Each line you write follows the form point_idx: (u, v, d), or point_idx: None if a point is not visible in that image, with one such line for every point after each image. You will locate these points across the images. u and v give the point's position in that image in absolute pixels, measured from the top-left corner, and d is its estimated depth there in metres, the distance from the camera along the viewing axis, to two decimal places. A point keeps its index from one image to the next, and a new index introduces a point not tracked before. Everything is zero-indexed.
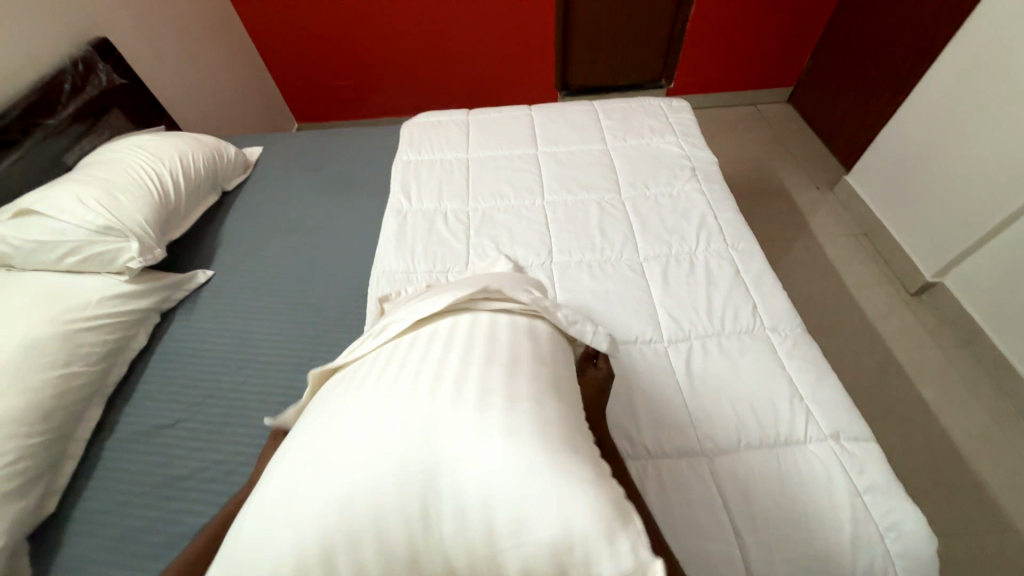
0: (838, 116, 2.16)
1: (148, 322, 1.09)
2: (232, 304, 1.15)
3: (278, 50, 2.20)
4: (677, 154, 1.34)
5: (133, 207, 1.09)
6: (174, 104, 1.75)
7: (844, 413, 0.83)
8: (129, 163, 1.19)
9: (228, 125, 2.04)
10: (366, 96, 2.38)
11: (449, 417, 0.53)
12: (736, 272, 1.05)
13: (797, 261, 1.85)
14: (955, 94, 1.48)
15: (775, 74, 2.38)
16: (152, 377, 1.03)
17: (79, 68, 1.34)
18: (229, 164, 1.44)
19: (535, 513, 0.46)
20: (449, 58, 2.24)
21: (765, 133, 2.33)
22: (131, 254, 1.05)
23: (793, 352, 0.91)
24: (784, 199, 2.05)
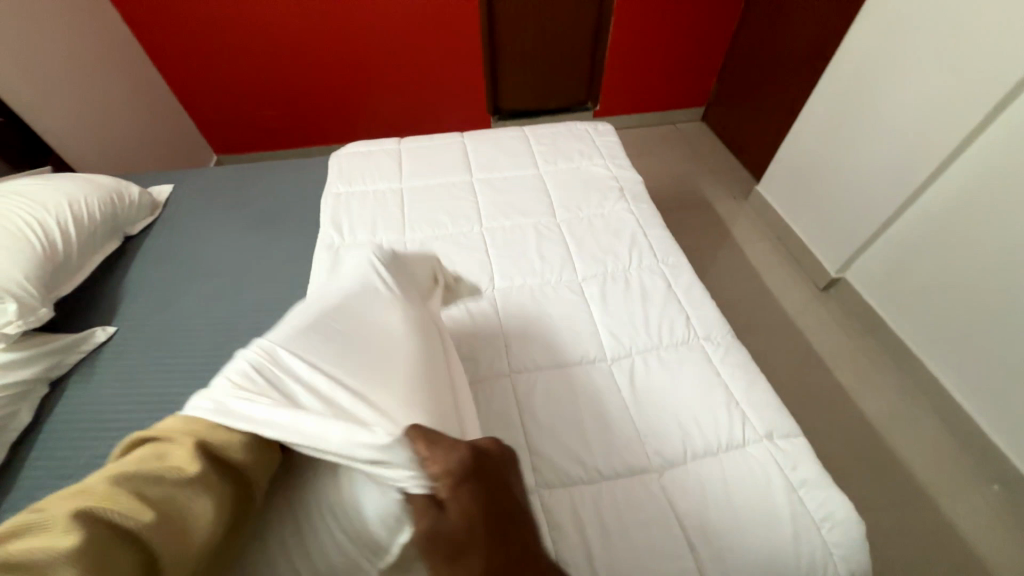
0: (743, 133, 2.39)
1: (32, 396, 0.94)
2: (142, 363, 1.02)
3: (191, 80, 2.06)
4: (606, 175, 1.40)
5: (9, 264, 0.95)
6: (64, 142, 1.57)
7: (774, 412, 0.89)
8: (3, 212, 1.04)
9: (131, 162, 1.86)
10: (291, 125, 2.28)
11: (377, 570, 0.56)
12: (669, 286, 1.11)
13: (722, 267, 1.99)
14: (838, 112, 1.69)
15: (688, 96, 2.59)
16: (41, 461, 0.88)
17: None
18: (131, 205, 1.30)
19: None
20: (379, 86, 2.22)
21: (685, 150, 2.52)
22: (8, 318, 0.91)
23: (726, 359, 0.97)
24: (707, 210, 2.21)
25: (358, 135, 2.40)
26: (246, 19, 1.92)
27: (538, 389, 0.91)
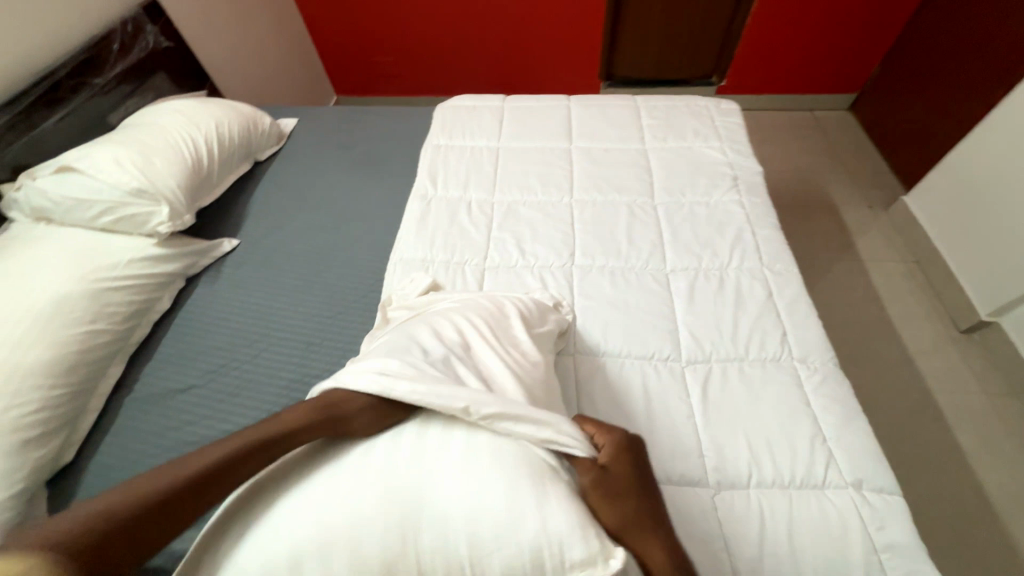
0: (901, 130, 1.99)
1: (173, 286, 1.12)
2: (254, 276, 1.17)
3: (323, 20, 2.19)
4: (719, 161, 1.26)
5: (166, 173, 1.11)
6: (218, 70, 1.77)
7: (869, 460, 0.77)
8: (167, 128, 1.21)
9: (267, 94, 2.06)
10: (405, 73, 2.35)
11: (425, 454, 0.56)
12: (769, 296, 0.99)
13: (836, 283, 1.73)
14: None
15: (839, 79, 2.20)
16: (174, 341, 1.06)
17: (128, 27, 1.37)
18: (262, 134, 1.44)
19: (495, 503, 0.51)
20: (492, 39, 2.18)
21: (820, 143, 2.18)
22: (161, 218, 1.08)
23: (821, 389, 0.85)
24: (832, 216, 1.92)
25: (465, 89, 2.40)
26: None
27: (601, 375, 0.89)
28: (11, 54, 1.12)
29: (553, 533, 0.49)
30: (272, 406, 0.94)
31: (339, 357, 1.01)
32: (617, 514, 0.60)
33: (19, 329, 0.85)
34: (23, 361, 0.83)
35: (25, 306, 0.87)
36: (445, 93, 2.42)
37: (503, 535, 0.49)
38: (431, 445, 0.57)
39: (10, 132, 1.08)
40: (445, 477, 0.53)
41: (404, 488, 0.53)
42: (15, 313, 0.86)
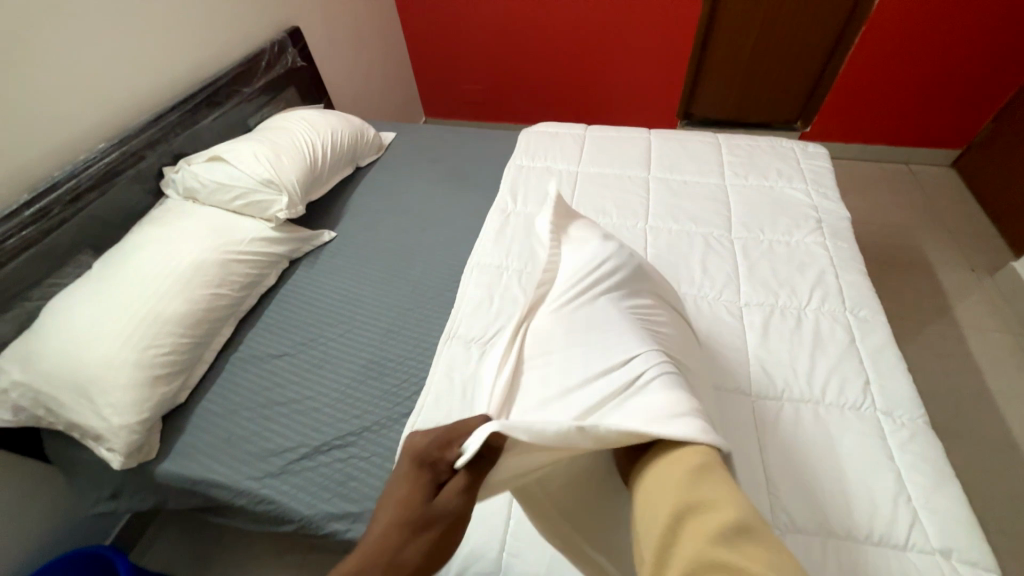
0: (1015, 191, 1.83)
1: (279, 266, 1.27)
2: (347, 265, 1.30)
3: (426, 50, 2.43)
4: (803, 202, 1.24)
5: (290, 169, 1.29)
6: (335, 88, 2.01)
7: (962, 530, 0.71)
8: (294, 131, 1.41)
9: (370, 111, 2.30)
10: (491, 100, 2.53)
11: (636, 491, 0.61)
12: (852, 341, 0.94)
13: (928, 347, 1.59)
14: None
15: (942, 133, 2.08)
16: (274, 313, 1.20)
17: (274, 49, 1.61)
18: (366, 144, 1.62)
19: None
20: (577, 75, 2.31)
21: (915, 197, 2.05)
22: (280, 207, 1.24)
23: (908, 445, 0.80)
24: (926, 274, 1.78)
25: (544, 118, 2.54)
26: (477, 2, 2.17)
27: None
28: (189, 65, 1.37)
29: None
30: (349, 383, 1.03)
31: (414, 346, 1.09)
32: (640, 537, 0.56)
33: (166, 284, 1.02)
34: (166, 310, 0.99)
35: (173, 265, 1.04)
36: (525, 122, 2.57)
37: None
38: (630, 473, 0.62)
39: (179, 127, 1.31)
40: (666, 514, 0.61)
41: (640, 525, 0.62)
42: (165, 270, 1.03)
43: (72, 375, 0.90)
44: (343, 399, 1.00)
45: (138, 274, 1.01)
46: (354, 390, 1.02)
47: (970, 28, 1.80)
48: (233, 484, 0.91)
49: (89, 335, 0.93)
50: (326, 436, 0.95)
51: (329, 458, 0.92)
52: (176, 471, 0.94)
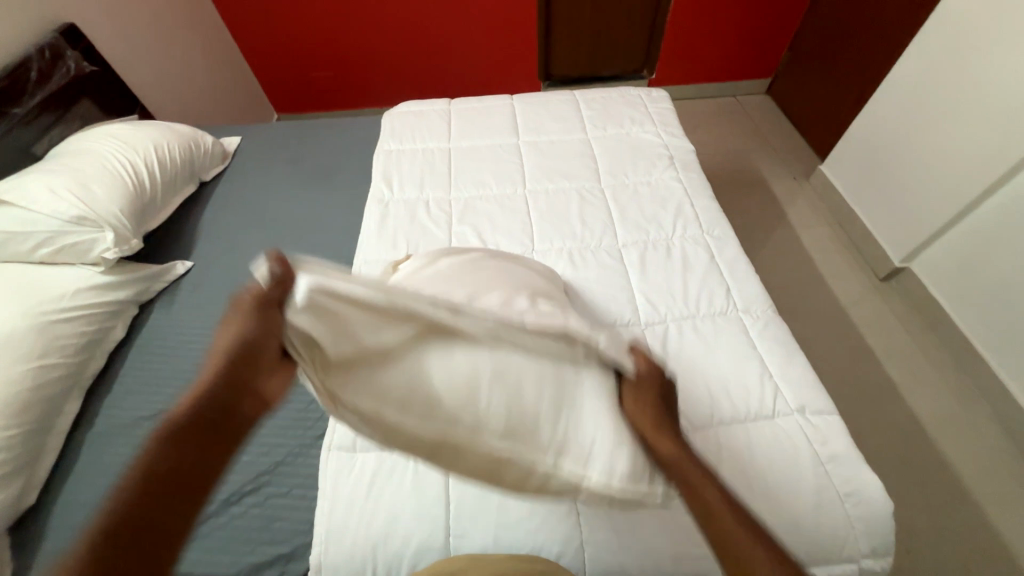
0: (812, 107, 2.22)
1: (126, 315, 1.07)
2: (215, 295, 1.14)
3: (255, 37, 2.15)
4: (656, 143, 1.36)
5: (107, 199, 1.08)
6: (148, 93, 1.70)
7: (810, 390, 0.87)
8: (102, 153, 1.17)
9: (203, 115, 1.99)
10: (345, 85, 2.34)
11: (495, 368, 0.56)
12: (712, 258, 1.09)
13: (773, 249, 1.90)
14: (923, 87, 1.53)
15: (755, 66, 2.42)
16: (134, 369, 1.02)
17: (45, 54, 1.29)
18: (205, 153, 1.41)
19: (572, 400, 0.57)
20: (432, 48, 2.23)
21: (745, 124, 2.38)
22: (106, 245, 1.04)
23: (765, 334, 0.95)
24: (762, 189, 2.10)
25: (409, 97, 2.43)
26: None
27: None
28: None
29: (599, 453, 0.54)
30: None
31: None
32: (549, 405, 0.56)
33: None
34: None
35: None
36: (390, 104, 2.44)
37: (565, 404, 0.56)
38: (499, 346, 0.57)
39: None
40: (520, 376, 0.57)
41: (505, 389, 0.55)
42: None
43: None
44: (245, 441, 0.90)
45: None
46: (256, 428, 0.93)
47: None
48: None
49: None
50: (234, 486, 0.85)
51: (242, 506, 0.84)
52: None
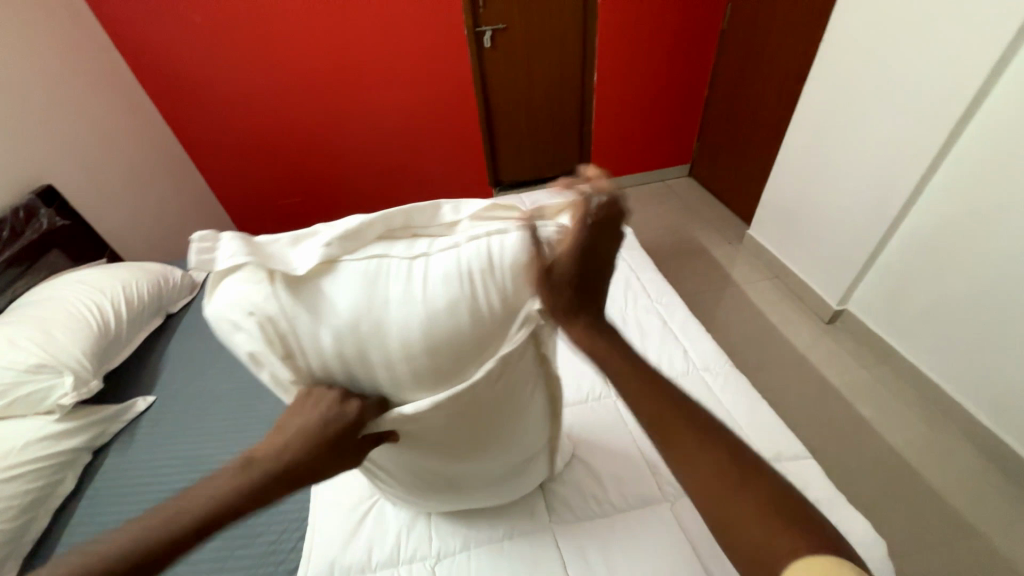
0: (728, 182, 2.56)
1: (79, 463, 1.01)
2: (177, 427, 1.09)
3: (227, 176, 2.34)
4: None
5: (70, 342, 1.08)
6: (119, 237, 1.77)
7: (781, 435, 0.91)
8: (68, 298, 1.18)
9: (172, 251, 2.06)
10: (312, 209, 2.52)
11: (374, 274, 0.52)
12: (665, 323, 1.18)
13: (726, 308, 2.05)
14: (804, 161, 1.82)
15: (673, 155, 2.82)
16: (83, 524, 0.93)
17: (19, 214, 1.36)
18: (173, 286, 1.45)
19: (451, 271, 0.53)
20: (391, 169, 2.48)
21: (676, 203, 2.69)
22: (64, 390, 1.01)
23: (726, 388, 1.01)
24: (704, 255, 2.32)
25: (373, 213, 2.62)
26: (273, 125, 2.21)
27: None
28: None
29: (454, 308, 0.52)
30: (214, 566, 0.85)
31: None
32: (442, 288, 0.52)
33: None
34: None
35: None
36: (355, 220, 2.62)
37: (446, 267, 0.53)
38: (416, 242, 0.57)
39: None
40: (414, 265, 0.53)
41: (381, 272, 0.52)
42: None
43: None
44: None
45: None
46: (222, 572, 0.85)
47: (661, 85, 2.53)
48: None
49: None
50: None
51: None
52: None
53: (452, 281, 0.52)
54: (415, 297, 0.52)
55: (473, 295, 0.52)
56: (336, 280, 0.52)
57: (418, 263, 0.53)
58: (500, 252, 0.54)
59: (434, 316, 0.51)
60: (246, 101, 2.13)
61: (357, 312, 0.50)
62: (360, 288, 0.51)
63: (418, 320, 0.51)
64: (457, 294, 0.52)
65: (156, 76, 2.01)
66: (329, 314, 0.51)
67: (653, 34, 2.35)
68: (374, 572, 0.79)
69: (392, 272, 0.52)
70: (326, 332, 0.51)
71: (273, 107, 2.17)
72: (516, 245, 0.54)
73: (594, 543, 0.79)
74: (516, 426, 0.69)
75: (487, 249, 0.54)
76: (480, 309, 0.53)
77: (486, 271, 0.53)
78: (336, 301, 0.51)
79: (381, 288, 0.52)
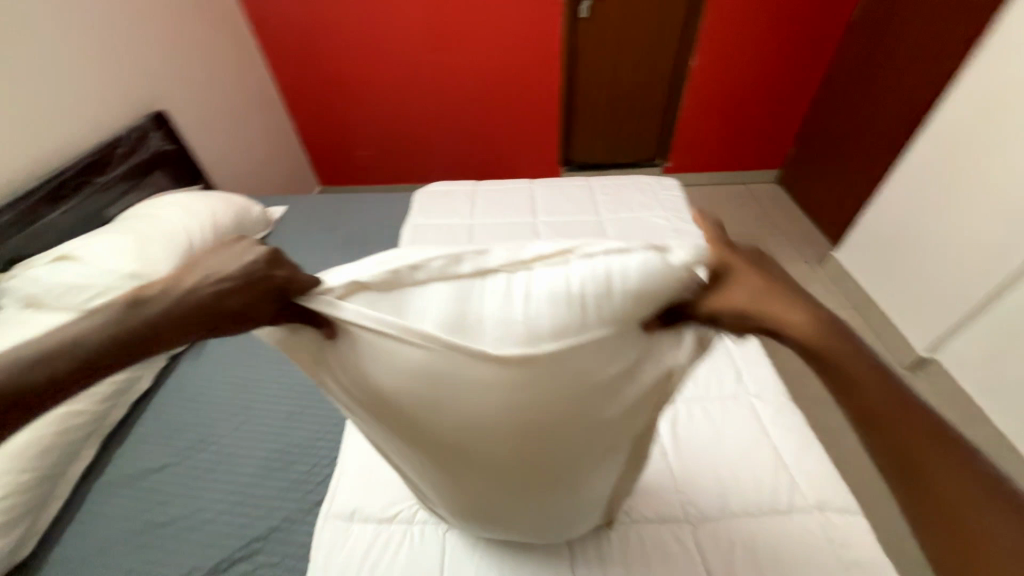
0: (819, 196, 2.32)
1: (156, 366, 1.13)
2: (239, 352, 1.19)
3: (312, 125, 2.45)
4: (666, 227, 1.46)
5: (160, 258, 1.19)
6: (213, 166, 1.92)
7: (828, 485, 0.84)
8: (163, 219, 1.31)
9: (256, 186, 2.21)
10: (384, 166, 2.59)
11: (477, 292, 0.52)
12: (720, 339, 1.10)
13: None
14: (921, 184, 1.59)
15: (762, 159, 2.58)
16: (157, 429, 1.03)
17: (133, 134, 1.51)
18: (250, 220, 1.55)
19: (558, 288, 0.51)
20: (463, 137, 2.46)
21: (755, 210, 2.48)
22: None
23: (775, 421, 0.94)
24: None
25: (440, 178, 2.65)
26: (358, 80, 2.27)
27: None
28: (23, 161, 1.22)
29: (543, 326, 0.49)
30: (252, 482, 0.93)
31: (324, 423, 1.03)
32: (551, 312, 0.49)
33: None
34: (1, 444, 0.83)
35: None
36: (421, 182, 2.66)
37: (553, 286, 0.51)
38: (520, 260, 0.54)
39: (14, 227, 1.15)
40: (520, 287, 0.52)
41: (478, 296, 0.51)
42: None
43: None
44: (246, 501, 0.90)
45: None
46: (258, 490, 0.92)
47: (763, 80, 2.30)
48: None
49: None
50: (227, 549, 0.84)
51: (233, 574, 0.81)
52: None
53: (559, 307, 0.50)
54: (516, 311, 0.50)
55: (582, 317, 0.50)
56: (428, 289, 0.52)
57: (520, 276, 0.53)
58: (619, 274, 0.51)
59: (540, 329, 0.49)
60: (337, 53, 2.19)
61: (448, 323, 0.49)
62: (451, 302, 0.51)
63: (521, 330, 0.49)
64: (564, 315, 0.50)
65: (261, 18, 2.10)
66: (427, 318, 0.50)
67: (764, 22, 2.12)
68: (389, 523, 0.83)
69: (488, 287, 0.52)
70: (430, 327, 0.49)
71: (359, 60, 2.21)
72: (638, 274, 0.52)
73: (605, 552, 0.78)
74: (584, 480, 0.62)
75: (603, 275, 0.51)
76: (588, 331, 0.50)
77: (601, 294, 0.50)
78: (420, 314, 0.50)
79: (478, 303, 0.51)
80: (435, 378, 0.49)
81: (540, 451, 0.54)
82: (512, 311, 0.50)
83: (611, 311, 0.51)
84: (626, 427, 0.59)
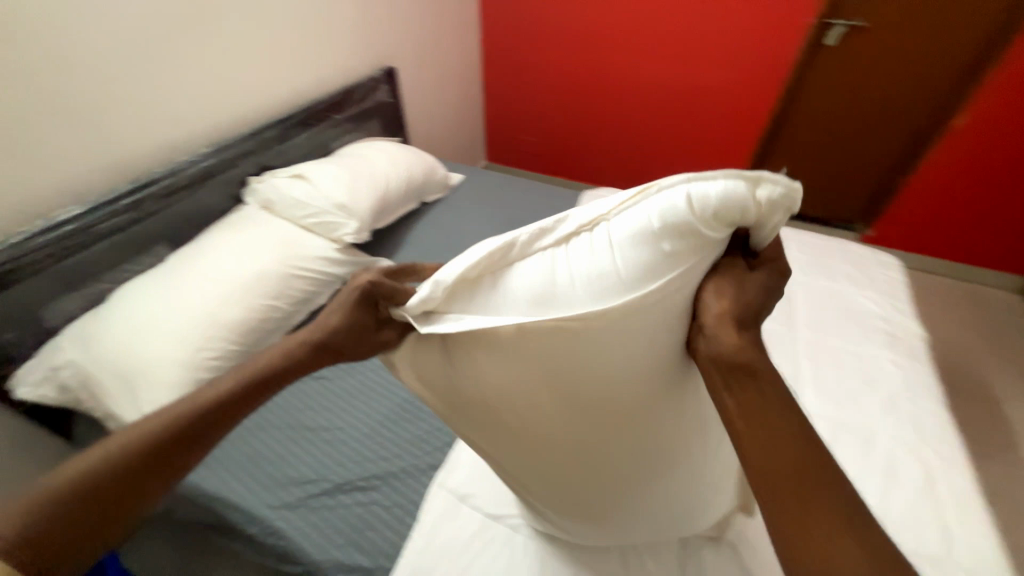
0: None
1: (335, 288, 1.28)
2: None
3: (500, 101, 2.56)
4: (879, 314, 1.20)
5: (364, 197, 1.35)
6: (414, 124, 2.11)
7: None
8: (373, 162, 1.48)
9: (439, 149, 2.39)
10: (552, 155, 2.62)
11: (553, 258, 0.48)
12: (927, 481, 0.87)
13: (993, 488, 1.43)
14: None
15: (1014, 262, 2.01)
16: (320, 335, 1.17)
17: (370, 83, 1.71)
18: (436, 180, 1.67)
19: (623, 235, 0.46)
20: (642, 147, 2.37)
21: (983, 321, 1.94)
22: (347, 230, 1.28)
23: None
24: (994, 407, 1.64)
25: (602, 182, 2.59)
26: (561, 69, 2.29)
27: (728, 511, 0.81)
28: (293, 89, 1.46)
29: (619, 264, 0.45)
30: (384, 422, 1.00)
31: None
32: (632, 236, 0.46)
33: (228, 295, 1.04)
34: (226, 322, 1.01)
35: (237, 279, 1.07)
36: (586, 182, 2.64)
37: (599, 246, 0.46)
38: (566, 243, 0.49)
39: (273, 142, 1.38)
40: (582, 259, 0.47)
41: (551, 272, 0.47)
42: (230, 283, 1.06)
43: (120, 366, 0.92)
44: (376, 437, 0.97)
45: (188, 296, 1.00)
46: (388, 431, 0.98)
47: None
48: (249, 510, 0.86)
49: (147, 330, 0.95)
50: (351, 475, 0.90)
51: (350, 500, 0.88)
52: (196, 481, 0.90)
53: (629, 256, 0.45)
54: (577, 274, 0.46)
55: (662, 250, 0.45)
56: (524, 266, 0.49)
57: (576, 240, 0.48)
58: (670, 223, 0.45)
59: (638, 269, 0.44)
60: (551, 40, 2.22)
61: (540, 296, 0.46)
62: (540, 276, 0.47)
63: (614, 280, 0.45)
64: (651, 254, 0.45)
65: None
66: (518, 279, 0.48)
67: None
68: (494, 522, 0.82)
69: (570, 253, 0.48)
70: (535, 290, 0.47)
71: (567, 50, 2.22)
72: (679, 221, 0.45)
73: None
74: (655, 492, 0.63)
75: (672, 216, 0.45)
76: (671, 263, 0.45)
77: (677, 236, 0.45)
78: (521, 278, 0.48)
79: (560, 275, 0.47)
80: (506, 395, 0.51)
81: (585, 456, 0.56)
82: (584, 268, 0.46)
83: (696, 235, 0.45)
84: (674, 484, 0.62)
